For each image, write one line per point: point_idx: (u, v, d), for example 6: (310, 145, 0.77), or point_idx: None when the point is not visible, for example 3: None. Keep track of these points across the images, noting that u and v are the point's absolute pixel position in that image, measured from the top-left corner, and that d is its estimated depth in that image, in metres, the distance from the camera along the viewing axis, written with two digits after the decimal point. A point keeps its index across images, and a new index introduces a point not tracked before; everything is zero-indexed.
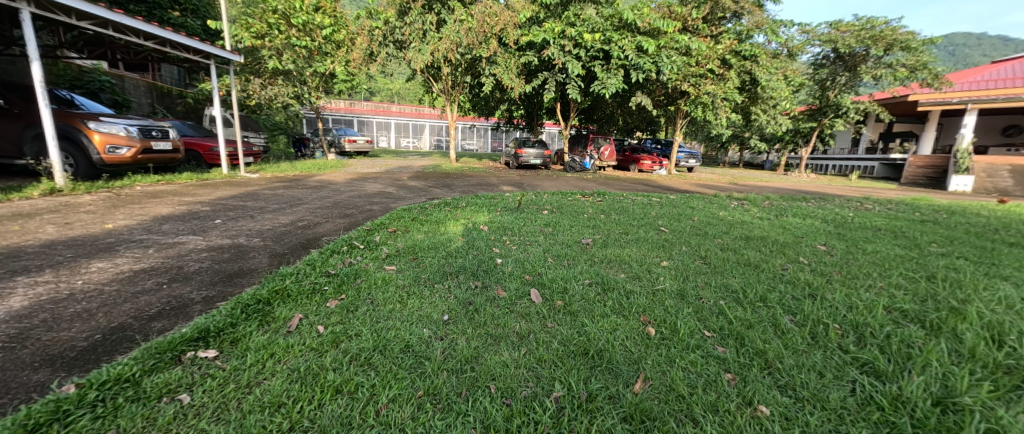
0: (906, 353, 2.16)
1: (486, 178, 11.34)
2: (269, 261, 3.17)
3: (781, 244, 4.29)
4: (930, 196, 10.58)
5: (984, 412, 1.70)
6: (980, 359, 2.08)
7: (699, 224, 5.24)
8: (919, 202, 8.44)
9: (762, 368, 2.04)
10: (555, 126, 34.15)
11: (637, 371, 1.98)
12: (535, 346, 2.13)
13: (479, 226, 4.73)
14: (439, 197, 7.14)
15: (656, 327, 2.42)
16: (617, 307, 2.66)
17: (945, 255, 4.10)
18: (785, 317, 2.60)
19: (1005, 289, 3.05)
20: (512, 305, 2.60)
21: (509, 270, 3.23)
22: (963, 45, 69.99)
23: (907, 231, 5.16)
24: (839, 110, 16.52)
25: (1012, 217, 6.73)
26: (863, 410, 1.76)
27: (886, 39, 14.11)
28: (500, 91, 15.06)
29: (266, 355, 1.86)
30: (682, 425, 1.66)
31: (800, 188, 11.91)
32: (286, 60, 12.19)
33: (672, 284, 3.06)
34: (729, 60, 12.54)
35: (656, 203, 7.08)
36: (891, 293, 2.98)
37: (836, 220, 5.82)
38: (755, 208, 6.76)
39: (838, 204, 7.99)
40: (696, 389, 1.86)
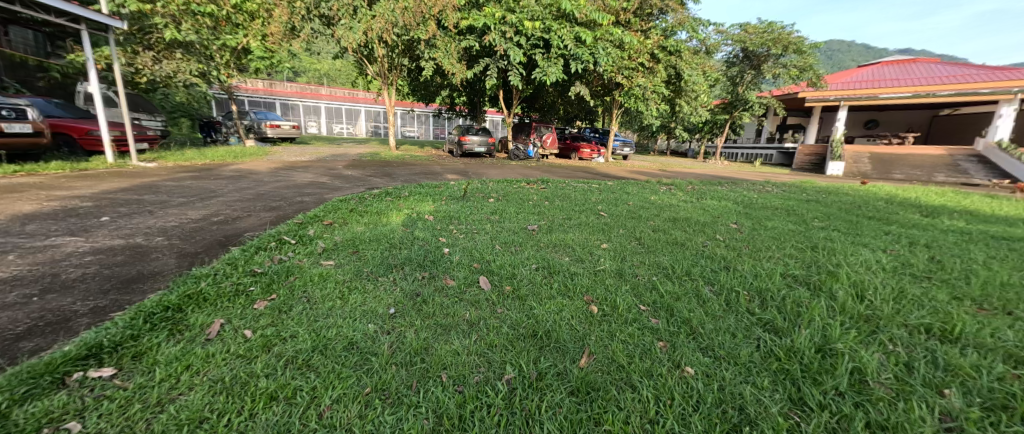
0: (798, 311, 2.50)
1: (429, 166, 10.98)
2: (177, 263, 2.78)
3: (702, 224, 4.69)
4: (816, 180, 12.20)
5: (856, 354, 2.03)
6: (854, 312, 2.47)
7: (634, 208, 5.56)
8: (808, 185, 9.70)
9: (689, 335, 2.24)
10: (497, 113, 34.05)
11: (582, 347, 2.08)
12: (485, 332, 2.13)
13: (425, 216, 4.57)
14: (379, 187, 6.79)
15: (599, 304, 2.55)
16: (564, 288, 2.74)
17: (826, 229, 4.77)
18: (706, 287, 2.86)
19: (866, 254, 3.66)
20: (461, 294, 2.57)
21: (457, 259, 3.17)
22: (842, 51, 81.27)
23: (798, 210, 5.93)
24: (746, 105, 18.42)
25: (874, 195, 8.07)
26: (766, 362, 2.02)
27: (783, 41, 15.84)
28: (440, 76, 14.56)
29: (180, 367, 1.64)
30: (623, 392, 1.78)
31: (717, 174, 13.17)
32: (186, 31, 10.53)
33: (612, 265, 3.22)
34: (658, 54, 13.21)
35: (595, 189, 7.40)
36: (787, 261, 3.41)
37: (744, 202, 6.51)
38: (681, 192, 7.35)
39: (747, 187, 8.92)
40: (635, 358, 2.01)
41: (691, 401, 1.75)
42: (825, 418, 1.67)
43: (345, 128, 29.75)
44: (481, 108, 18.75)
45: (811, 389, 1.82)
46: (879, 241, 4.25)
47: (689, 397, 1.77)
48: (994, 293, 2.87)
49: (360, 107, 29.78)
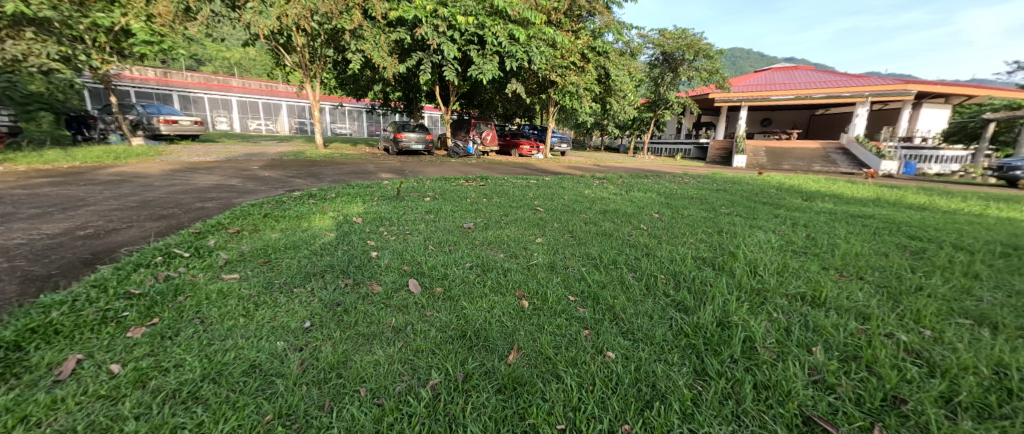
0: (704, 290, 2.77)
1: (360, 165, 10.38)
2: (22, 290, 2.31)
3: (628, 215, 4.99)
4: (725, 171, 13.60)
5: (748, 325, 2.29)
6: (749, 288, 2.79)
7: (568, 202, 5.75)
8: (719, 176, 10.78)
9: (611, 321, 2.37)
10: (436, 110, 33.17)
11: (511, 343, 2.11)
12: (412, 337, 2.06)
13: (353, 218, 4.30)
14: (302, 189, 6.26)
15: (530, 299, 2.60)
16: (496, 285, 2.75)
17: (731, 215, 5.34)
18: (629, 274, 3.05)
19: (759, 235, 4.17)
20: (388, 299, 2.45)
21: (386, 262, 3.03)
22: (741, 57, 91.49)
23: (709, 198, 6.58)
24: (667, 104, 19.90)
25: (772, 184, 9.22)
26: (677, 339, 2.21)
27: (695, 47, 17.39)
28: (371, 71, 13.73)
29: (16, 420, 1.37)
30: (548, 383, 1.84)
31: (644, 168, 14.10)
32: (41, 7, 8.79)
33: (545, 258, 3.29)
34: (588, 54, 13.74)
35: (533, 184, 7.53)
36: (699, 245, 3.75)
37: (666, 193, 7.05)
38: (612, 186, 7.77)
39: (670, 179, 9.67)
40: (561, 348, 2.08)
41: (610, 384, 1.85)
42: (722, 386, 1.87)
43: (263, 124, 26.95)
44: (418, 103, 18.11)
45: (711, 361, 2.02)
46: (770, 223, 4.87)
47: (608, 380, 1.87)
48: (851, 262, 3.44)
49: (281, 101, 27.16)
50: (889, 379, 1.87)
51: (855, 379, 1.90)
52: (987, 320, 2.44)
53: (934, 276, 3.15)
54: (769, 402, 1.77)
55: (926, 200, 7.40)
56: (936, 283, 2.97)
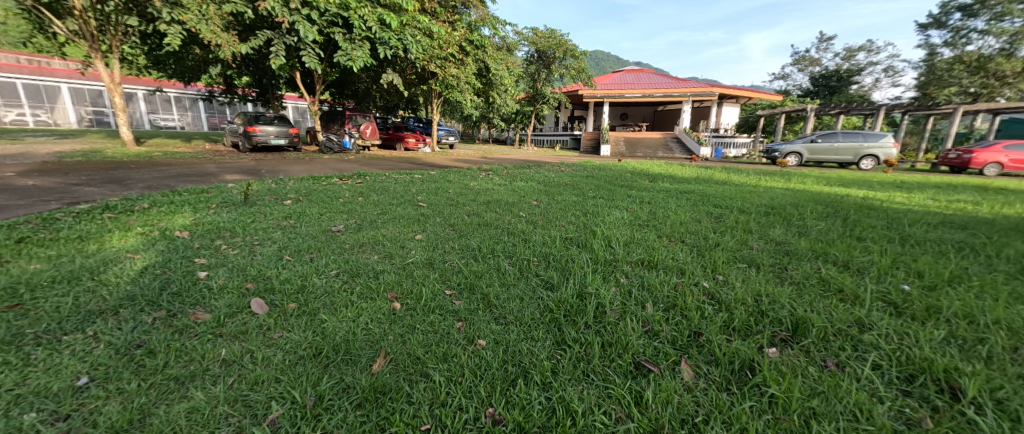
0: (567, 268, 3.03)
1: (196, 166, 8.61)
2: None
3: (507, 204, 5.11)
4: (592, 159, 15.04)
5: (599, 293, 2.59)
6: (603, 260, 3.15)
7: (453, 195, 5.60)
8: (591, 164, 11.82)
9: (485, 309, 2.42)
10: (300, 100, 29.21)
11: (378, 350, 1.99)
12: (249, 369, 1.79)
13: (174, 232, 3.50)
14: (94, 200, 4.83)
15: (402, 300, 2.49)
16: (365, 291, 2.56)
17: (595, 197, 5.93)
18: (506, 261, 3.15)
19: (617, 214, 4.74)
20: (222, 326, 2.08)
21: (222, 281, 2.54)
22: (597, 56, 102.19)
23: (581, 184, 7.14)
24: (543, 98, 21.08)
25: (633, 169, 10.50)
26: (544, 316, 2.37)
27: (563, 46, 18.60)
28: (201, 48, 11.26)
29: None
30: (414, 385, 1.78)
31: (528, 159, 14.69)
32: None
33: (422, 255, 3.19)
34: (466, 48, 13.56)
35: (417, 179, 7.16)
36: (567, 227, 4.08)
37: (546, 181, 7.41)
38: (497, 177, 7.85)
39: (548, 168, 10.24)
40: (432, 345, 2.04)
41: (477, 372, 1.88)
42: (577, 350, 2.07)
43: (27, 114, 19.94)
44: (275, 91, 15.53)
45: (568, 330, 2.22)
46: (625, 203, 5.55)
47: (477, 368, 1.90)
48: (676, 229, 4.16)
49: (58, 81, 20.46)
50: (693, 318, 2.32)
51: (672, 323, 2.31)
52: (754, 261, 3.24)
53: (726, 234, 4.01)
54: (612, 356, 2.04)
55: (735, 177, 9.32)
56: (727, 239, 3.82)
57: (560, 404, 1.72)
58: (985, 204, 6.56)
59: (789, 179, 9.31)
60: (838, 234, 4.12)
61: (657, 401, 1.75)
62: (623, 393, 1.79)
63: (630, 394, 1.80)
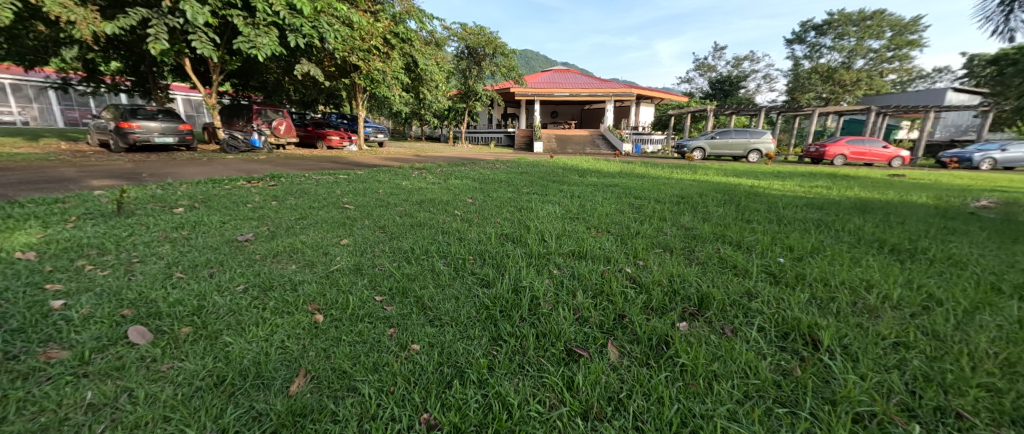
0: (502, 263, 3.00)
1: (56, 170, 7.23)
2: None
3: (441, 203, 4.92)
4: (526, 156, 15.22)
5: (533, 286, 2.60)
6: (537, 254, 3.16)
7: (383, 195, 5.28)
8: (525, 161, 11.95)
9: (419, 312, 2.31)
10: (193, 91, 25.73)
11: (296, 369, 1.81)
12: (128, 410, 1.52)
13: (21, 254, 2.86)
14: None
15: (325, 311, 2.29)
16: (280, 305, 2.31)
17: (529, 193, 5.96)
18: (441, 261, 3.03)
19: (550, 208, 4.82)
20: (90, 364, 1.74)
21: (89, 311, 2.12)
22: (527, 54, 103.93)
23: (515, 181, 7.16)
24: (476, 95, 20.92)
25: (563, 165, 10.81)
26: (480, 314, 2.32)
27: (493, 43, 18.60)
28: (45, 25, 9.17)
29: None
30: (339, 401, 1.64)
31: (461, 156, 14.50)
32: None
33: (348, 261, 2.96)
34: (391, 41, 13.01)
35: (342, 180, 6.68)
36: (502, 223, 4.05)
37: (481, 178, 7.31)
38: (431, 175, 7.58)
39: (482, 165, 10.10)
40: (360, 356, 1.90)
41: (411, 377, 1.79)
42: (513, 344, 2.06)
43: None
44: (155, 79, 13.44)
45: (503, 326, 2.20)
46: (558, 197, 5.67)
47: (410, 374, 1.81)
48: (603, 220, 4.33)
49: None
50: (620, 303, 2.43)
51: (602, 310, 2.39)
52: (669, 246, 3.50)
53: (647, 223, 4.27)
54: (547, 346, 2.06)
55: (654, 171, 10.00)
56: (645, 227, 4.08)
57: (496, 399, 1.70)
58: (834, 188, 7.89)
59: (696, 171, 10.26)
60: (734, 218, 4.64)
61: (587, 384, 1.80)
62: (556, 380, 1.82)
63: (563, 380, 1.84)
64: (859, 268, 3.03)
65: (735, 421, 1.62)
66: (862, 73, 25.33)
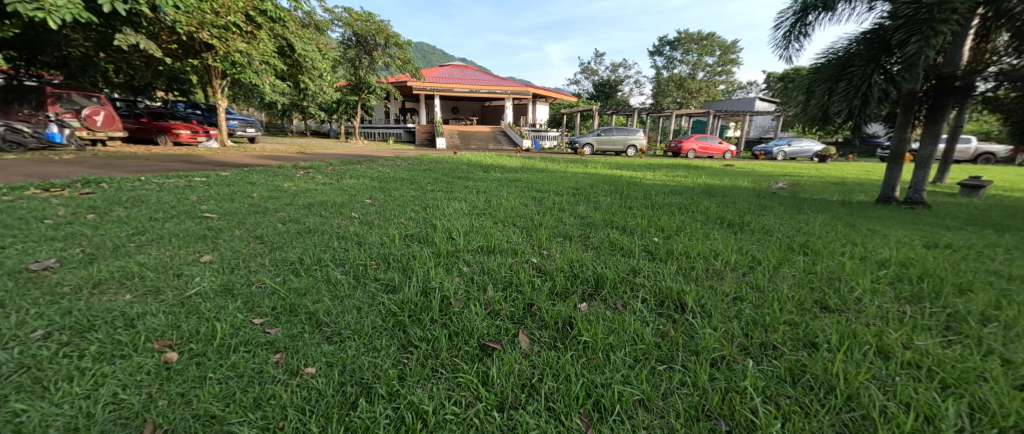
0: (406, 265, 2.74)
1: None
2: None
3: (335, 204, 4.33)
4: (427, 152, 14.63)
5: (443, 285, 2.39)
6: (445, 252, 2.95)
7: (258, 200, 4.48)
8: (426, 157, 11.47)
9: (313, 330, 1.99)
10: None
11: (139, 425, 1.40)
12: None
13: None
14: None
15: (183, 346, 1.83)
16: (108, 348, 1.77)
17: (435, 191, 5.67)
18: (336, 270, 2.66)
19: (456, 205, 4.61)
20: None
21: None
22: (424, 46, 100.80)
23: (417, 178, 6.77)
24: (369, 87, 19.50)
25: (464, 161, 10.63)
26: (385, 322, 2.07)
27: (384, 32, 17.47)
28: None
29: None
30: None
31: (357, 153, 13.38)
32: None
33: (215, 281, 2.42)
34: (255, 18, 10.74)
35: (199, 183, 5.58)
36: (407, 224, 3.73)
37: (379, 177, 6.74)
38: (320, 175, 6.73)
39: (380, 163, 9.38)
40: (235, 394, 1.56)
41: (305, 407, 1.52)
42: (424, 349, 1.88)
43: None
44: None
45: (413, 330, 2.00)
46: (463, 194, 5.49)
47: (304, 403, 1.53)
48: (509, 214, 4.27)
49: None
50: (528, 292, 2.39)
51: (512, 301, 2.32)
52: (568, 234, 3.60)
53: (548, 214, 4.34)
54: (458, 345, 1.92)
55: (551, 166, 10.42)
56: (547, 218, 4.15)
57: (409, 410, 1.52)
58: (689, 176, 9.19)
59: (585, 165, 10.97)
60: (619, 205, 5.01)
61: (502, 376, 1.73)
62: (472, 377, 1.71)
63: (477, 376, 1.73)
64: (708, 241, 3.50)
65: (629, 384, 1.71)
66: (705, 82, 30.08)
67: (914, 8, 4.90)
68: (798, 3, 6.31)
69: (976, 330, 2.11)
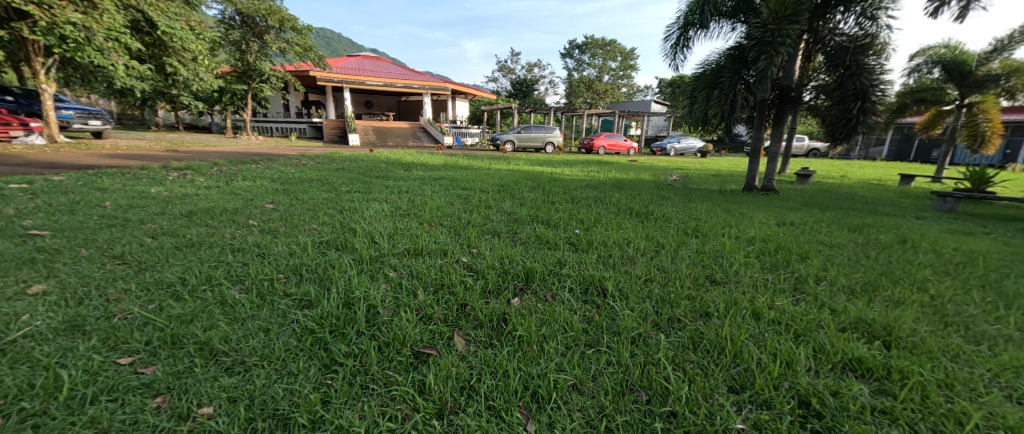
0: (322, 275, 2.37)
1: None
2: None
3: (226, 211, 3.68)
4: (339, 150, 13.38)
5: (368, 294, 2.09)
6: (368, 258, 2.62)
7: (115, 209, 3.60)
8: (336, 155, 10.47)
9: (206, 362, 1.60)
10: None
11: None
12: None
13: None
14: None
15: (12, 408, 1.34)
16: None
17: (351, 192, 5.17)
18: (233, 289, 2.19)
19: (376, 207, 4.23)
20: None
21: None
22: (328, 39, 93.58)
23: (328, 179, 6.10)
24: None
25: (380, 159, 9.89)
26: (300, 341, 1.75)
27: None
28: None
29: None
30: None
31: (247, 150, 11.55)
32: None
33: (58, 318, 1.83)
34: None
35: (24, 189, 4.33)
36: (321, 230, 3.29)
37: (280, 178, 5.94)
38: (203, 177, 5.66)
39: (282, 162, 8.31)
40: None
41: None
42: (351, 365, 1.62)
43: None
44: None
45: (336, 347, 1.70)
46: (383, 194, 5.07)
47: None
48: (434, 214, 4.02)
49: None
50: (459, 292, 2.19)
51: (444, 303, 2.11)
52: (496, 231, 3.47)
53: (475, 212, 4.17)
54: (390, 355, 1.68)
55: (472, 163, 10.20)
56: (474, 215, 3.98)
57: None
58: (603, 172, 9.64)
59: (508, 162, 10.94)
60: (543, 200, 5.02)
61: (440, 382, 1.53)
62: (408, 388, 1.50)
63: (413, 386, 1.52)
64: (622, 230, 3.61)
65: (562, 371, 1.63)
66: (611, 85, 32.12)
67: (762, 31, 5.65)
68: (681, 18, 6.89)
69: (816, 289, 2.42)
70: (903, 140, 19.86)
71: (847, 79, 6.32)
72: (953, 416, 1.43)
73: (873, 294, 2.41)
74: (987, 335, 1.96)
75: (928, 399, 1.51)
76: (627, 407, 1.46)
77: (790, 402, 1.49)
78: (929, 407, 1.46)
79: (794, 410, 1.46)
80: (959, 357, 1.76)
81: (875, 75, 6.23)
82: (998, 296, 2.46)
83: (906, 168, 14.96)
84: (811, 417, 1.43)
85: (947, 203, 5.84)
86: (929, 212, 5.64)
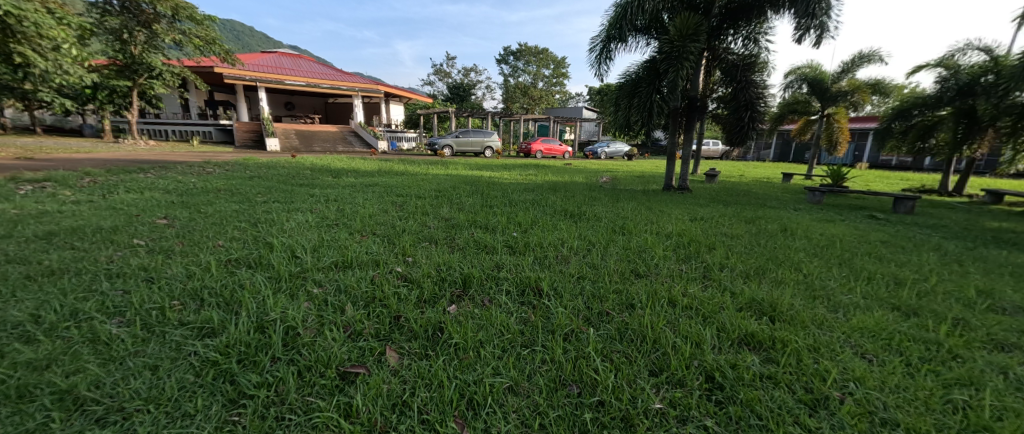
0: (230, 297, 2.08)
1: None
2: None
3: (101, 230, 3.13)
4: (256, 156, 12.22)
5: (286, 315, 1.85)
6: (287, 275, 2.36)
7: None
8: (250, 162, 9.48)
9: (68, 415, 1.30)
10: None
11: None
12: None
13: None
14: None
15: None
16: None
17: (268, 203, 4.69)
18: (110, 322, 1.82)
19: (297, 217, 3.88)
20: None
21: None
22: None
23: (239, 189, 5.48)
24: None
25: (303, 166, 9.13)
26: (200, 374, 1.50)
27: None
28: None
29: None
30: None
31: (134, 156, 9.99)
32: None
33: None
34: None
35: None
36: (228, 246, 2.90)
37: (178, 189, 5.22)
38: (71, 190, 4.76)
39: (182, 171, 7.31)
40: None
41: None
42: (263, 397, 1.42)
43: None
44: None
45: (244, 378, 1.48)
46: (307, 204, 4.67)
47: None
48: (366, 223, 3.77)
49: None
50: (391, 305, 2.04)
51: (375, 317, 1.95)
52: (433, 238, 3.33)
53: (411, 219, 3.98)
54: (310, 380, 1.50)
55: (404, 168, 9.82)
56: (410, 223, 3.79)
57: None
58: (539, 175, 9.80)
59: (442, 166, 10.70)
60: (481, 205, 4.95)
61: (369, 402, 1.40)
62: (332, 413, 1.34)
63: (338, 410, 1.37)
64: (557, 231, 3.65)
65: (498, 375, 1.57)
66: (544, 92, 33.10)
67: (670, 46, 6.17)
68: (603, 32, 7.22)
69: (720, 275, 2.62)
70: (784, 143, 22.78)
71: (739, 92, 7.02)
72: (819, 375, 1.59)
73: (763, 276, 2.66)
74: (842, 304, 2.24)
75: (801, 362, 1.68)
76: (560, 402, 1.43)
77: (699, 378, 1.56)
78: (801, 369, 1.62)
79: (702, 385, 1.53)
80: (822, 325, 1.98)
81: (759, 89, 6.99)
82: (851, 272, 2.84)
83: (790, 167, 17.09)
84: (715, 390, 1.52)
85: (815, 196, 6.65)
86: (802, 204, 6.45)
